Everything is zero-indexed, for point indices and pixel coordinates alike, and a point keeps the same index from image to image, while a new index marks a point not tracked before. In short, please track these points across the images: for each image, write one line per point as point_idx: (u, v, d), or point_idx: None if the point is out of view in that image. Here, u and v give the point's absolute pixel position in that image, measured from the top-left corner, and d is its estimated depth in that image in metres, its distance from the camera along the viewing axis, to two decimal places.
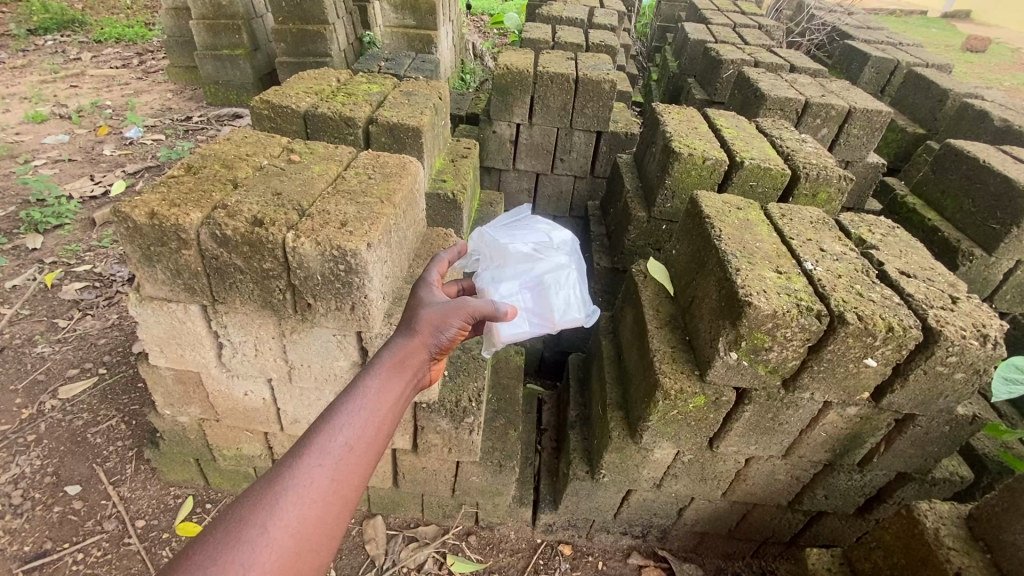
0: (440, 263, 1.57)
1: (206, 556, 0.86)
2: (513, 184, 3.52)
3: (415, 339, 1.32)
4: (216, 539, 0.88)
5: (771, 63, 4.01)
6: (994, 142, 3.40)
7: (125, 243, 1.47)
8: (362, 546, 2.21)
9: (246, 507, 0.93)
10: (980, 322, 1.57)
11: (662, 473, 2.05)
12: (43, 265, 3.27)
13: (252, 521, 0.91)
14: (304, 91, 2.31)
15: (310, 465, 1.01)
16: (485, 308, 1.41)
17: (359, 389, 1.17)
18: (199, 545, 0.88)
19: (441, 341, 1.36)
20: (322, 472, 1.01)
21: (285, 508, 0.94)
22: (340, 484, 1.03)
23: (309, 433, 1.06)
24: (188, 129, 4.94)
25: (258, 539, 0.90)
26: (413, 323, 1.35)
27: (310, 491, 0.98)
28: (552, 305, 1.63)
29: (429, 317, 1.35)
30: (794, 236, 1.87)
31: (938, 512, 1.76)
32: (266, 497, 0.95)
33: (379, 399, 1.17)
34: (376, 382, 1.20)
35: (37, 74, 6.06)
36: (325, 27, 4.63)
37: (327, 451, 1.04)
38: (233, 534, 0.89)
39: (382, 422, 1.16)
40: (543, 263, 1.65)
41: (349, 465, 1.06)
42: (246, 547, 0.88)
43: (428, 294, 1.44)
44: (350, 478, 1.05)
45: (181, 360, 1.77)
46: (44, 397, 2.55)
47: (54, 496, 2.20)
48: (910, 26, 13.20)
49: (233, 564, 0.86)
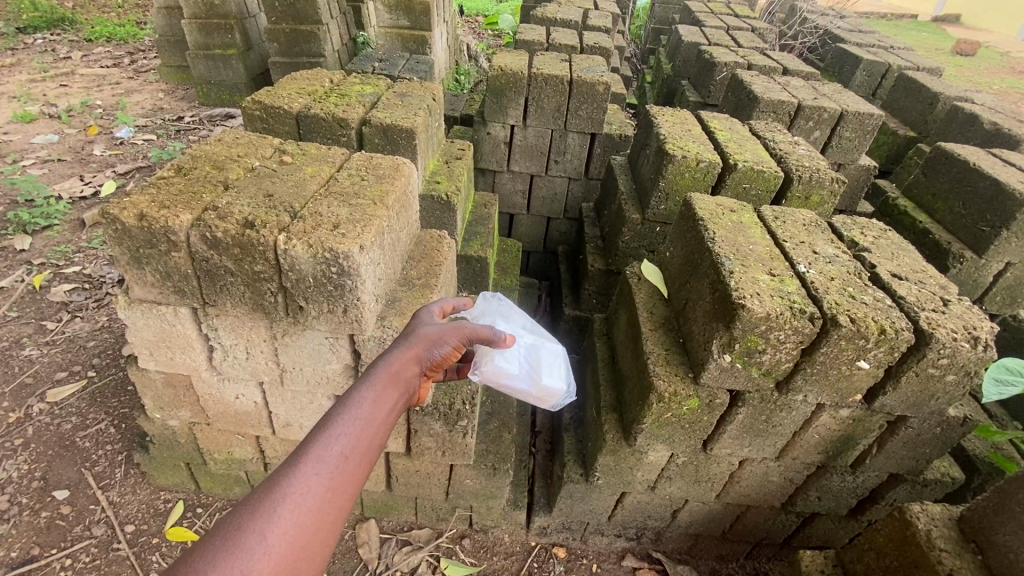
0: (445, 301, 1.54)
1: (204, 565, 0.85)
2: (507, 186, 3.51)
3: (411, 350, 1.31)
4: (214, 546, 0.87)
5: (765, 66, 4.03)
6: (983, 145, 3.44)
7: (113, 246, 1.45)
8: (355, 550, 2.19)
9: (244, 515, 0.92)
10: (972, 325, 1.58)
11: (656, 475, 2.05)
12: (32, 266, 3.23)
13: (249, 528, 0.90)
14: (296, 92, 2.30)
15: (307, 474, 0.99)
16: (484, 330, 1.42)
17: (354, 400, 1.16)
18: (195, 552, 0.87)
19: (437, 354, 1.36)
20: (319, 481, 1.00)
21: (282, 516, 0.93)
22: (336, 493, 1.02)
23: (306, 441, 1.05)
24: (179, 129, 4.90)
25: (256, 546, 0.89)
26: (409, 337, 1.34)
27: (307, 499, 0.97)
28: (541, 363, 1.60)
29: (426, 332, 1.36)
30: (788, 238, 1.88)
31: (931, 514, 1.77)
32: (265, 503, 0.94)
33: (374, 411, 1.16)
34: (372, 393, 1.18)
35: (26, 73, 5.98)
36: (318, 27, 4.61)
37: (324, 460, 1.03)
38: (232, 541, 0.88)
39: (376, 431, 1.15)
40: (542, 328, 1.68)
41: (345, 475, 1.05)
42: (245, 555, 0.87)
43: (425, 314, 1.45)
44: (347, 488, 1.04)
45: (171, 363, 1.75)
46: (32, 400, 2.52)
47: (41, 501, 2.16)
48: (900, 31, 13.34)
49: (231, 570, 0.85)
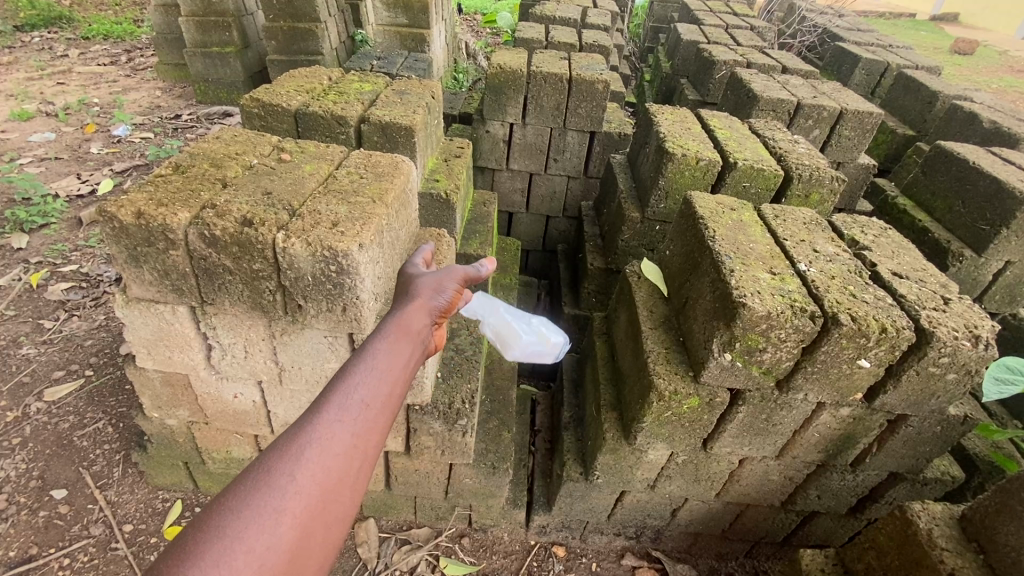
0: (424, 251, 1.60)
1: (237, 504, 0.85)
2: (506, 184, 3.50)
3: (419, 303, 1.30)
4: (246, 488, 0.87)
5: (764, 64, 4.03)
6: (983, 143, 3.44)
7: (110, 244, 1.44)
8: (354, 549, 2.19)
9: (272, 458, 0.91)
10: (973, 323, 1.58)
11: (656, 473, 2.04)
12: (29, 265, 3.22)
13: (278, 470, 0.90)
14: (294, 89, 2.28)
15: (331, 419, 0.98)
16: (472, 271, 1.45)
17: (371, 349, 1.14)
18: (227, 495, 0.86)
19: (441, 304, 1.36)
20: (343, 425, 0.99)
21: (310, 459, 0.92)
22: (361, 437, 1.01)
23: (326, 389, 1.04)
24: (176, 128, 4.88)
25: (287, 486, 0.88)
26: (413, 290, 1.34)
27: (333, 442, 0.96)
28: (534, 321, 1.78)
29: (426, 284, 1.36)
30: (788, 237, 1.87)
31: (932, 513, 1.76)
32: (291, 447, 0.93)
33: (392, 359, 1.15)
34: (387, 342, 1.17)
35: (23, 71, 5.95)
36: (316, 25, 4.59)
37: (346, 406, 1.02)
38: (262, 482, 0.88)
39: (396, 380, 1.13)
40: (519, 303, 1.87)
41: (368, 419, 1.03)
42: (275, 495, 0.87)
43: (418, 270, 1.47)
44: (370, 432, 1.03)
45: (170, 363, 1.75)
46: (29, 399, 2.50)
47: (38, 500, 2.15)
48: (899, 29, 13.34)
49: (263, 509, 0.85)
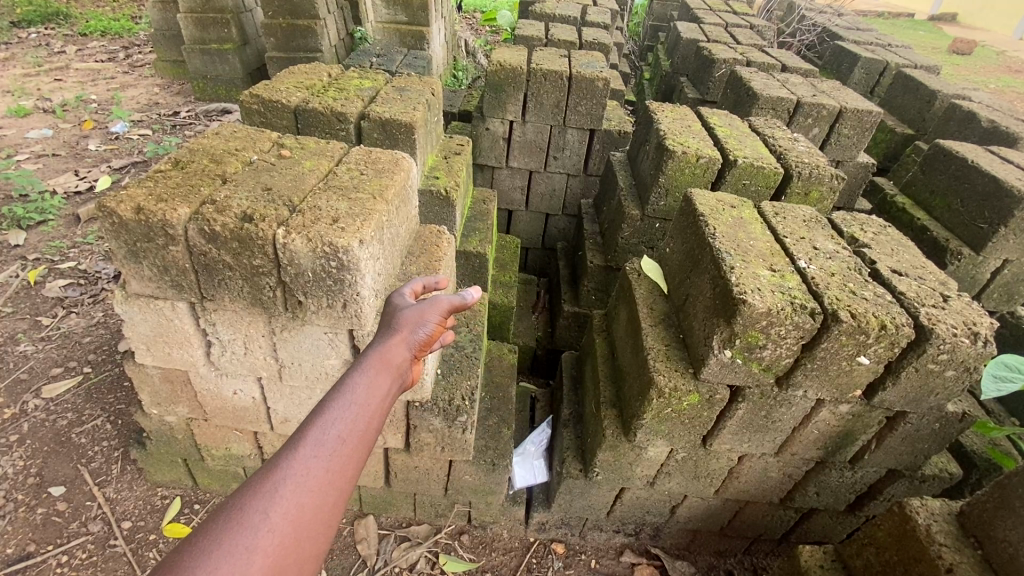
0: (414, 282, 1.52)
1: (208, 543, 0.84)
2: (505, 182, 3.50)
3: (398, 335, 1.30)
4: (219, 526, 0.86)
5: (764, 63, 4.03)
6: (981, 142, 3.44)
7: (110, 239, 1.44)
8: (353, 546, 2.19)
9: (246, 496, 0.91)
10: (971, 321, 1.58)
11: (655, 471, 2.05)
12: (26, 262, 3.20)
13: (252, 506, 0.89)
14: (294, 85, 2.28)
15: (305, 456, 0.98)
16: (456, 300, 1.43)
17: (348, 385, 1.14)
18: (199, 533, 0.85)
19: (421, 337, 1.35)
20: (318, 463, 0.99)
21: (285, 496, 0.92)
22: (335, 474, 1.01)
23: (302, 425, 1.04)
24: (175, 125, 4.85)
25: (259, 524, 0.88)
26: (394, 322, 1.33)
27: (307, 479, 0.96)
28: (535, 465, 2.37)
29: (408, 316, 1.35)
30: (788, 234, 1.88)
31: (931, 509, 1.77)
32: (266, 484, 0.93)
33: (368, 394, 1.15)
34: (365, 377, 1.17)
35: (19, 68, 5.92)
36: (314, 23, 4.58)
37: (322, 441, 1.02)
38: (235, 519, 0.87)
39: (373, 415, 1.13)
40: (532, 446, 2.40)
41: (343, 456, 1.03)
42: (248, 533, 0.86)
43: (402, 299, 1.45)
44: (345, 468, 1.03)
45: (169, 359, 1.74)
46: (27, 396, 2.50)
47: (37, 497, 2.15)
48: (898, 28, 13.36)
49: (235, 547, 0.84)
